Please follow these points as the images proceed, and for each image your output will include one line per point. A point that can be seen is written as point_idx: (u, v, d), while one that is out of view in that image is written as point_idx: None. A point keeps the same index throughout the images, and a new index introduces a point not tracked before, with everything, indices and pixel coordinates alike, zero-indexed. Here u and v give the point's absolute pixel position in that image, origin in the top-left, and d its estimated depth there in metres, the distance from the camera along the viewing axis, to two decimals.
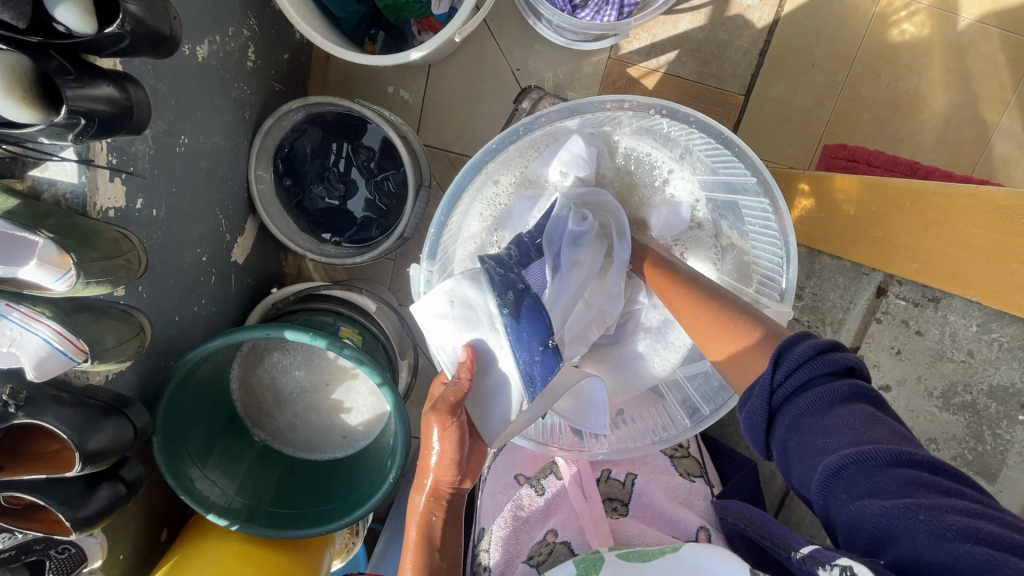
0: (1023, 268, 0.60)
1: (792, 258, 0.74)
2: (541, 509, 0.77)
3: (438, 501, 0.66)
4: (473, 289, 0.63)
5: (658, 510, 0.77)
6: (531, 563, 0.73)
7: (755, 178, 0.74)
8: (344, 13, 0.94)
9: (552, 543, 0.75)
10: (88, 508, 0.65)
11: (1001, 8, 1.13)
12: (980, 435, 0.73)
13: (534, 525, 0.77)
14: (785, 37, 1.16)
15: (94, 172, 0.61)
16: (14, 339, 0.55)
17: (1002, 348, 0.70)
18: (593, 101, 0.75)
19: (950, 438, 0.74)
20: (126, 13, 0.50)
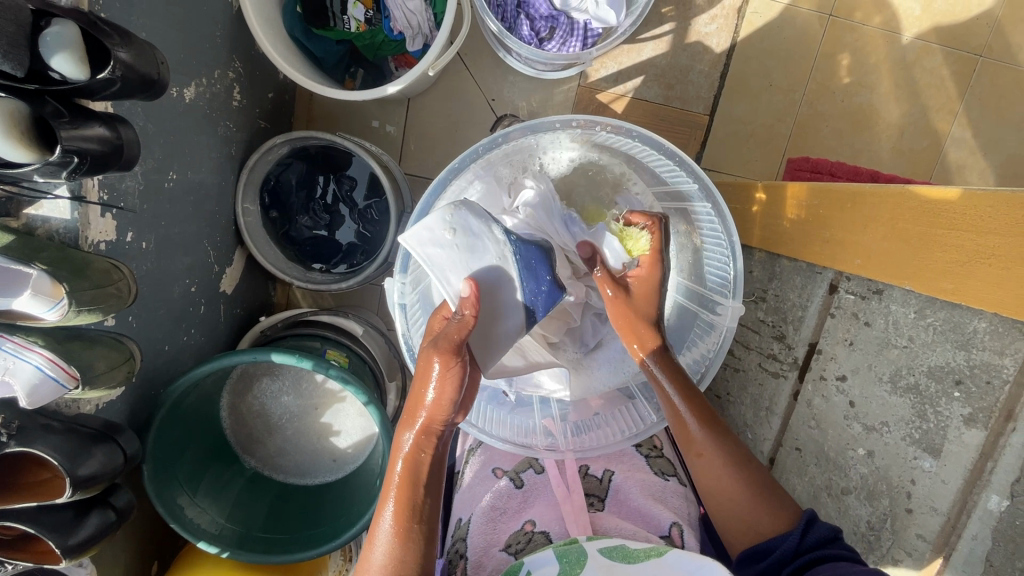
0: (946, 259, 0.57)
1: (738, 256, 0.77)
2: (519, 501, 0.77)
3: (429, 441, 0.64)
4: (477, 221, 0.67)
5: (632, 505, 0.76)
6: (508, 551, 0.72)
7: (696, 183, 0.79)
8: (324, 53, 0.99)
9: (530, 532, 0.73)
10: (77, 535, 0.66)
11: (941, 26, 1.21)
12: (925, 416, 0.61)
13: (512, 516, 0.75)
14: (742, 60, 1.23)
15: (87, 208, 0.65)
16: (8, 367, 0.57)
17: (937, 332, 0.60)
18: (546, 121, 0.80)
19: (898, 421, 0.63)
20: (116, 61, 0.55)
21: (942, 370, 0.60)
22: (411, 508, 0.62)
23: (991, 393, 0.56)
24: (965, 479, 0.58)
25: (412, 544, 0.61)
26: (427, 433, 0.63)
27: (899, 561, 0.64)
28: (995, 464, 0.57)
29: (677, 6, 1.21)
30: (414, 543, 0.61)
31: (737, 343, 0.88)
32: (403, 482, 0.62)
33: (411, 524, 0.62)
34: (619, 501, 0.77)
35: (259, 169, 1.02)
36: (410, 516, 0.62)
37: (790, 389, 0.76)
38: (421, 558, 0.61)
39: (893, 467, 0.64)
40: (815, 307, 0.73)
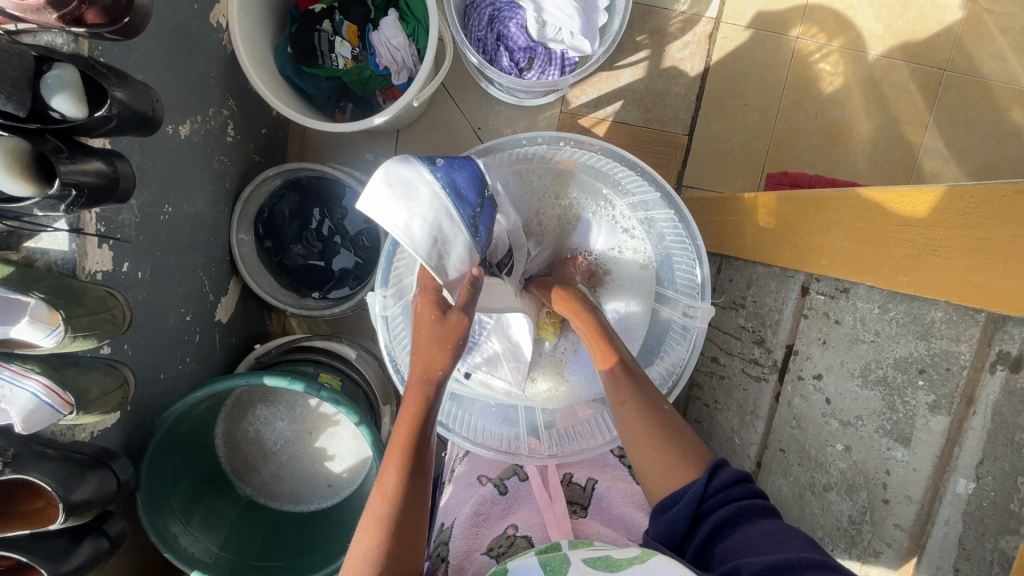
0: (905, 257, 0.57)
1: (704, 260, 0.80)
2: (502, 506, 0.75)
3: (421, 406, 0.66)
4: (406, 166, 0.67)
5: (614, 513, 0.75)
6: (490, 555, 0.69)
7: (658, 193, 0.82)
8: (314, 89, 1.04)
9: (513, 536, 0.71)
10: (70, 562, 0.66)
11: (904, 44, 1.27)
12: (895, 407, 0.60)
13: (495, 521, 0.74)
14: (717, 82, 1.28)
15: (84, 239, 0.67)
16: (5, 395, 0.59)
17: (900, 325, 0.59)
18: (513, 139, 0.82)
19: (871, 415, 0.62)
20: (114, 99, 0.58)
21: (908, 361, 0.59)
22: (412, 465, 0.63)
23: (952, 377, 0.55)
24: (936, 465, 0.56)
25: (411, 495, 0.62)
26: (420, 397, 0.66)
27: (879, 553, 0.61)
28: (962, 448, 0.54)
29: (652, 34, 1.26)
30: (414, 492, 0.62)
31: (722, 351, 0.89)
32: (403, 440, 0.64)
33: (413, 477, 0.63)
34: (603, 509, 0.76)
35: (252, 201, 1.06)
36: (410, 472, 0.63)
37: (772, 391, 0.75)
38: (418, 506, 0.62)
39: (869, 460, 0.62)
40: (791, 310, 0.73)
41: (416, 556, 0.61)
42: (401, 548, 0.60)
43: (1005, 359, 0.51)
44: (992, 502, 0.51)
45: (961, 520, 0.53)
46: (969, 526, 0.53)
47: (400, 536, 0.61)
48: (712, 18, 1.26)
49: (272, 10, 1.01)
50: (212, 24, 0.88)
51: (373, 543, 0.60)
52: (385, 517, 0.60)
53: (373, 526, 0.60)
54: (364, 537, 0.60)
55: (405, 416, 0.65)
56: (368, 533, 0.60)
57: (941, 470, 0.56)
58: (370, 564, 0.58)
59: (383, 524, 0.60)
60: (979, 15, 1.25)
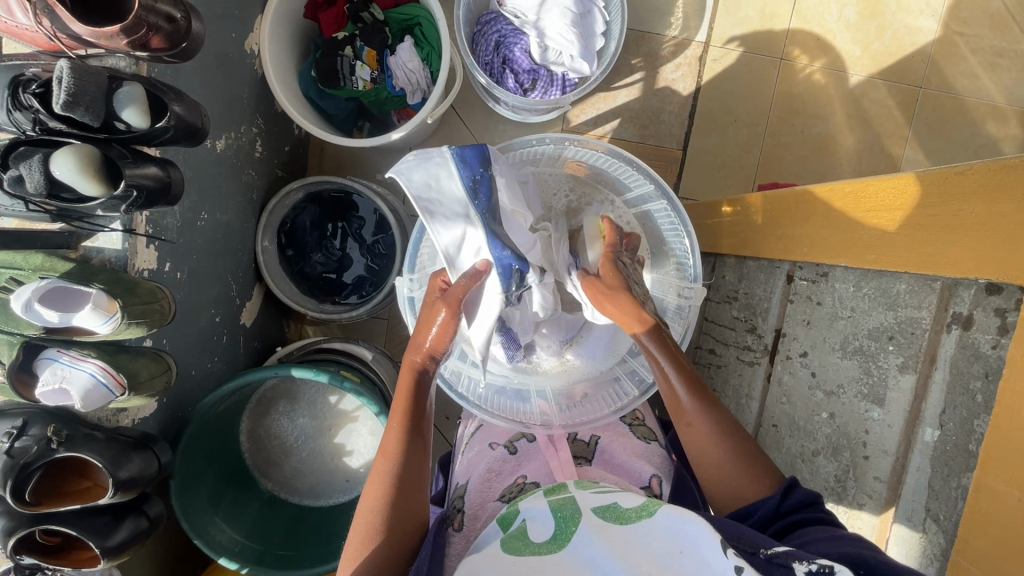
0: (862, 225, 0.61)
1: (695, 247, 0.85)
2: (513, 463, 0.79)
3: (416, 385, 0.71)
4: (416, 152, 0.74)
5: (616, 462, 0.80)
6: (503, 500, 0.73)
7: (653, 186, 0.88)
8: (335, 110, 1.13)
9: (523, 484, 0.75)
10: (114, 538, 0.72)
11: (882, 65, 1.36)
12: (871, 373, 0.63)
13: (505, 475, 0.78)
14: (708, 100, 1.37)
15: (135, 239, 0.75)
16: (66, 376, 0.66)
17: (869, 298, 0.63)
18: (524, 140, 0.88)
19: (850, 382, 0.65)
20: (173, 113, 0.67)
21: (880, 330, 0.62)
22: (413, 430, 0.68)
23: (916, 340, 0.58)
24: (907, 421, 0.59)
25: (413, 455, 0.67)
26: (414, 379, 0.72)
27: (862, 504, 0.64)
28: (927, 403, 0.57)
29: (646, 57, 1.35)
30: (413, 452, 0.67)
31: (719, 342, 0.95)
32: (402, 410, 0.69)
33: (414, 441, 0.68)
34: (606, 460, 0.80)
35: (276, 212, 1.13)
36: (411, 436, 0.68)
37: (765, 372, 0.81)
38: (420, 465, 0.67)
39: (850, 423, 0.65)
40: (778, 297, 0.79)
41: (421, 509, 0.66)
42: (404, 500, 0.65)
43: (959, 319, 0.53)
44: (953, 447, 0.54)
45: (929, 466, 0.56)
46: (935, 472, 0.55)
47: (406, 490, 0.65)
48: (701, 42, 1.35)
49: (297, 38, 1.11)
50: (246, 51, 0.96)
51: (382, 495, 0.64)
52: (393, 473, 0.65)
53: (381, 482, 0.65)
54: (371, 492, 0.65)
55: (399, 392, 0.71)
56: (376, 488, 0.65)
57: (911, 426, 0.58)
58: (378, 513, 0.63)
59: (386, 480, 0.65)
60: (950, 38, 1.35)
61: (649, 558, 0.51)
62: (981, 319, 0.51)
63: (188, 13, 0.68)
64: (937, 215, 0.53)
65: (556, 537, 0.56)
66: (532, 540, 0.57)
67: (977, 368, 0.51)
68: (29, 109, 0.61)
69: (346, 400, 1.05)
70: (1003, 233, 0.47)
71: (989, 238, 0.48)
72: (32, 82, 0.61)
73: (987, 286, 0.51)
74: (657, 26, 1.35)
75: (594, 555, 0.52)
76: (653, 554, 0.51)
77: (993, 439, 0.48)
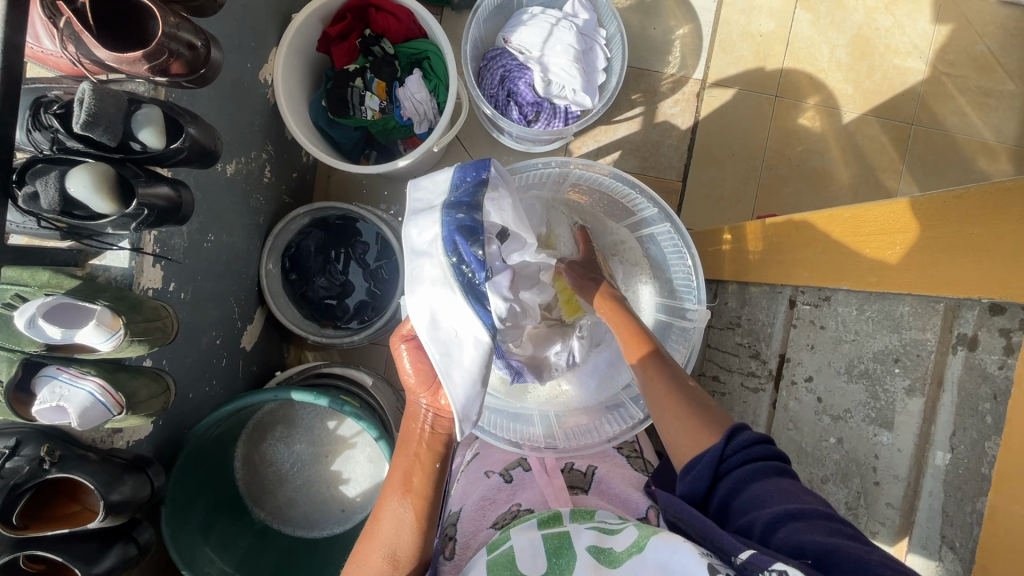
0: (868, 244, 0.62)
1: (700, 273, 0.84)
2: (506, 491, 0.79)
3: (411, 439, 0.69)
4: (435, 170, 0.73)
5: (613, 492, 0.78)
6: (495, 526, 0.74)
7: (659, 211, 0.87)
8: (343, 138, 1.16)
9: (516, 511, 0.75)
10: (101, 564, 0.69)
11: (874, 103, 1.40)
12: (877, 397, 0.62)
13: (499, 502, 0.77)
14: (706, 134, 1.41)
15: (142, 258, 0.75)
16: (63, 394, 0.64)
17: (872, 321, 0.63)
18: (535, 162, 0.88)
19: (857, 407, 0.65)
20: (188, 134, 0.69)
21: (886, 352, 0.62)
22: (405, 494, 0.68)
23: (923, 362, 0.57)
24: (917, 444, 0.58)
25: (402, 521, 0.68)
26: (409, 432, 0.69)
27: (876, 532, 0.62)
28: (937, 426, 0.56)
29: (645, 93, 1.40)
30: (403, 519, 0.67)
31: (722, 369, 0.95)
32: (399, 476, 0.68)
33: (407, 503, 0.68)
34: (602, 490, 0.79)
35: (282, 236, 1.14)
36: (404, 501, 0.68)
37: (770, 399, 0.80)
38: (411, 531, 0.67)
39: (860, 447, 0.64)
40: (781, 323, 0.79)
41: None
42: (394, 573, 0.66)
43: (964, 340, 0.53)
44: (965, 470, 0.53)
45: (942, 490, 0.55)
46: (949, 496, 0.54)
47: (396, 558, 0.67)
48: (698, 79, 1.40)
49: (310, 70, 1.15)
50: (259, 80, 1.00)
51: (375, 564, 0.67)
52: (386, 544, 0.67)
53: (374, 552, 0.67)
54: (365, 564, 0.67)
55: (398, 449, 0.70)
56: (372, 555, 0.67)
57: (922, 450, 0.57)
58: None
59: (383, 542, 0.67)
60: (939, 78, 1.40)
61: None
62: (986, 340, 0.51)
63: (208, 41, 0.71)
64: (936, 236, 0.54)
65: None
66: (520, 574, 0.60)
67: (985, 390, 0.51)
68: (48, 129, 0.63)
69: (345, 426, 1.04)
70: (1001, 252, 0.48)
71: (991, 258, 0.49)
72: (54, 104, 0.63)
73: (990, 306, 0.51)
74: (656, 64, 1.40)
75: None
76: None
77: (1006, 460, 0.47)
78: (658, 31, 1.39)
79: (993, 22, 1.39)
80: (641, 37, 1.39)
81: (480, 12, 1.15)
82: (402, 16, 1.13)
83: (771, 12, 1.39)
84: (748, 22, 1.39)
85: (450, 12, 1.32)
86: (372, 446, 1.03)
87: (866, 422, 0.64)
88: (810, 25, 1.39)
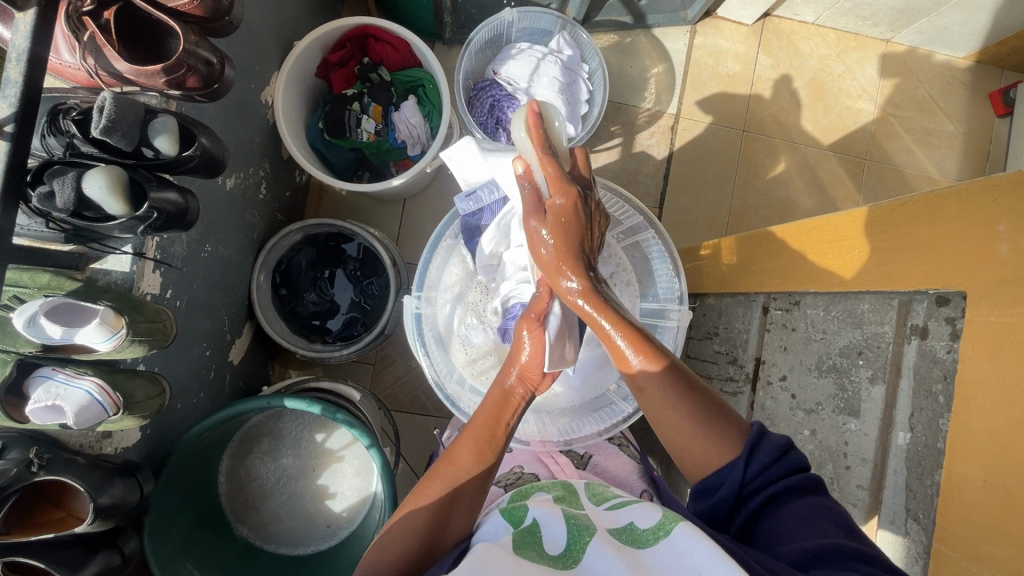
0: (830, 247, 0.68)
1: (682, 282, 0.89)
2: (507, 460, 0.88)
3: (507, 404, 0.70)
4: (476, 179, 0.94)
5: (610, 474, 0.85)
6: (499, 484, 0.83)
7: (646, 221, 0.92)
8: (338, 159, 1.21)
9: (519, 472, 0.85)
10: (85, 572, 0.68)
11: (832, 139, 1.53)
12: (845, 390, 0.68)
13: (500, 466, 0.87)
14: (679, 165, 1.50)
15: (143, 263, 0.77)
16: (60, 393, 0.64)
17: (837, 317, 0.69)
18: None
19: (826, 400, 0.70)
20: (200, 144, 0.73)
21: (850, 347, 0.67)
22: (486, 443, 0.67)
23: (883, 353, 0.63)
24: (881, 428, 0.63)
25: (472, 465, 0.65)
26: (505, 394, 0.71)
27: (848, 515, 0.66)
28: (897, 409, 0.61)
29: (623, 125, 1.49)
30: (477, 469, 0.65)
31: (703, 377, 1.00)
32: (483, 427, 0.67)
33: (485, 455, 0.66)
34: (599, 471, 0.86)
35: (274, 252, 1.16)
36: (481, 453, 0.66)
37: (747, 401, 0.86)
38: (478, 483, 0.65)
39: (831, 436, 0.69)
40: (756, 327, 0.85)
41: (463, 523, 0.65)
42: (448, 512, 0.64)
43: (916, 330, 0.59)
44: (923, 447, 0.57)
45: (904, 467, 0.59)
46: (910, 472, 0.58)
47: (457, 501, 0.64)
48: (672, 114, 1.51)
49: (308, 94, 1.20)
50: (261, 100, 1.04)
51: (436, 497, 0.63)
52: (452, 480, 0.64)
53: (438, 487, 0.64)
54: (427, 491, 0.64)
55: (490, 402, 0.70)
56: (434, 488, 0.64)
57: (885, 433, 0.62)
58: (422, 513, 0.63)
59: (449, 487, 0.64)
60: (887, 118, 1.54)
61: None
62: (935, 328, 0.57)
63: (223, 60, 0.75)
64: (889, 237, 0.60)
65: (569, 551, 0.58)
66: (545, 553, 0.58)
67: (936, 372, 0.56)
68: (65, 134, 0.66)
69: (333, 438, 1.04)
70: (940, 248, 0.54)
71: (934, 254, 0.55)
72: (71, 111, 0.67)
73: (937, 298, 0.57)
74: (633, 99, 1.50)
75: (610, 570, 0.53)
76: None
77: (956, 430, 0.52)
78: (634, 69, 1.50)
79: (932, 71, 1.54)
80: (620, 75, 1.50)
81: (472, 45, 1.22)
82: (400, 45, 1.20)
83: (736, 55, 1.52)
84: (716, 64, 1.52)
85: (442, 47, 1.41)
86: (361, 459, 1.03)
87: (833, 415, 0.69)
88: (771, 68, 1.53)
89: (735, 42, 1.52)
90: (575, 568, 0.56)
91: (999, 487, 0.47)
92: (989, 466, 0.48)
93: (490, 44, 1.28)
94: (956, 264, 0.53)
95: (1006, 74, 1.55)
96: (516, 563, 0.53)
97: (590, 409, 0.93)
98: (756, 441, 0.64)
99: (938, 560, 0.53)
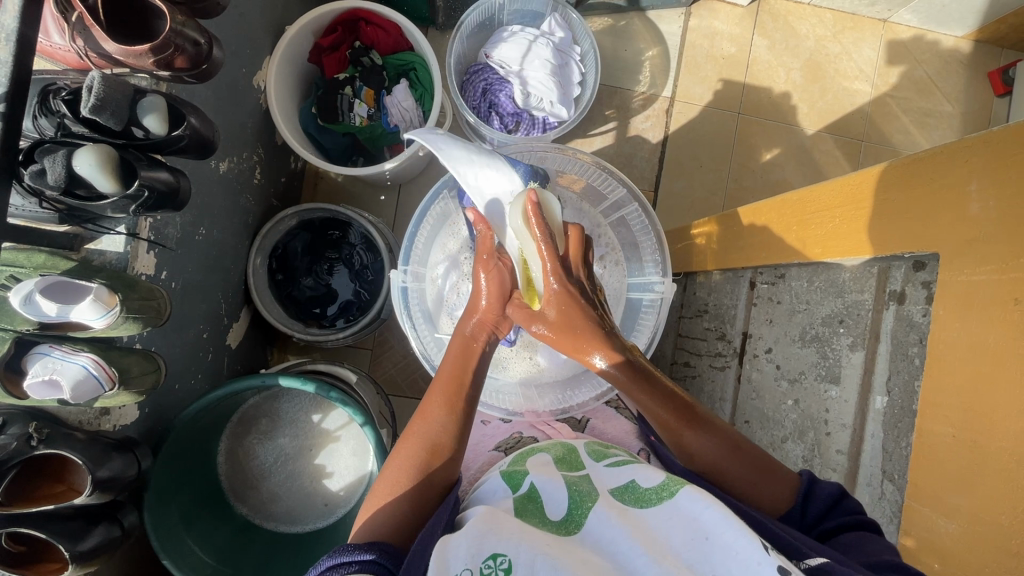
0: (813, 220, 0.69)
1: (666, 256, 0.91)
2: (508, 428, 0.87)
3: (469, 354, 0.74)
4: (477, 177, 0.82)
5: (610, 435, 0.84)
6: (499, 449, 0.82)
7: (634, 200, 0.93)
8: (333, 145, 1.21)
9: (518, 438, 0.84)
10: (85, 543, 0.70)
11: (828, 121, 1.52)
12: (827, 360, 0.68)
13: (500, 433, 0.86)
14: (675, 149, 1.50)
15: (137, 243, 0.79)
16: (55, 367, 0.65)
17: (816, 288, 0.71)
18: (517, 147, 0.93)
19: (809, 370, 0.71)
20: (189, 123, 0.74)
21: (832, 316, 0.68)
22: (456, 397, 0.69)
23: (862, 320, 0.64)
24: (860, 393, 0.64)
25: (446, 430, 0.67)
26: (467, 344, 0.75)
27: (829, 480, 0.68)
28: (875, 374, 0.62)
29: (618, 109, 1.49)
30: (448, 420, 0.68)
31: (693, 354, 1.01)
32: (453, 376, 0.71)
33: (454, 408, 0.69)
34: (597, 433, 0.85)
35: (269, 237, 1.17)
36: (452, 403, 0.69)
37: (735, 374, 0.87)
38: (452, 434, 0.67)
39: (813, 404, 0.70)
40: (743, 302, 0.86)
41: (447, 474, 0.65)
42: (436, 464, 0.64)
43: (894, 295, 0.60)
44: (899, 409, 0.58)
45: (881, 431, 0.60)
46: (886, 434, 0.59)
47: (436, 453, 0.65)
48: (667, 97, 1.50)
49: (300, 78, 1.20)
50: (253, 85, 1.05)
51: (411, 456, 0.65)
52: (427, 438, 0.66)
53: (413, 446, 0.66)
54: (405, 452, 0.66)
55: (453, 355, 0.73)
56: (409, 449, 0.65)
57: (863, 398, 0.63)
58: (406, 470, 0.63)
59: (428, 437, 0.66)
60: (884, 100, 1.53)
61: (669, 548, 0.52)
62: (912, 293, 0.57)
63: (211, 40, 0.76)
64: (869, 204, 0.60)
65: (571, 516, 0.59)
66: (547, 517, 0.59)
67: (913, 336, 0.57)
68: (55, 114, 0.67)
69: (330, 419, 1.06)
70: (919, 212, 0.54)
71: (910, 217, 0.55)
72: (61, 91, 0.68)
73: (914, 263, 0.57)
74: (628, 83, 1.50)
75: (613, 534, 0.54)
76: (673, 541, 0.53)
77: (927, 391, 0.53)
78: (629, 53, 1.50)
79: (930, 51, 1.53)
80: (614, 58, 1.49)
81: (463, 29, 1.22)
82: (391, 29, 1.20)
83: (731, 37, 1.51)
84: (711, 46, 1.51)
85: (435, 32, 1.41)
86: (357, 439, 1.05)
87: (814, 386, 0.70)
88: (767, 49, 1.52)
89: (730, 24, 1.51)
90: (578, 532, 0.57)
91: (967, 443, 0.48)
92: (960, 422, 0.49)
93: (482, 28, 1.28)
94: (931, 228, 0.53)
95: (1005, 53, 1.53)
96: (520, 530, 0.53)
97: (579, 379, 0.95)
98: (809, 487, 0.62)
99: (912, 517, 0.54)
